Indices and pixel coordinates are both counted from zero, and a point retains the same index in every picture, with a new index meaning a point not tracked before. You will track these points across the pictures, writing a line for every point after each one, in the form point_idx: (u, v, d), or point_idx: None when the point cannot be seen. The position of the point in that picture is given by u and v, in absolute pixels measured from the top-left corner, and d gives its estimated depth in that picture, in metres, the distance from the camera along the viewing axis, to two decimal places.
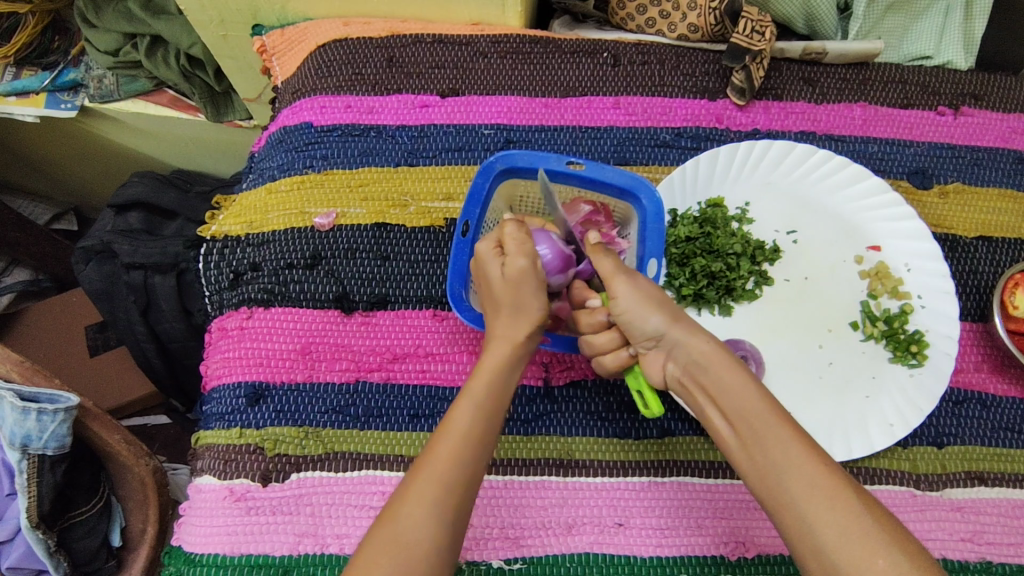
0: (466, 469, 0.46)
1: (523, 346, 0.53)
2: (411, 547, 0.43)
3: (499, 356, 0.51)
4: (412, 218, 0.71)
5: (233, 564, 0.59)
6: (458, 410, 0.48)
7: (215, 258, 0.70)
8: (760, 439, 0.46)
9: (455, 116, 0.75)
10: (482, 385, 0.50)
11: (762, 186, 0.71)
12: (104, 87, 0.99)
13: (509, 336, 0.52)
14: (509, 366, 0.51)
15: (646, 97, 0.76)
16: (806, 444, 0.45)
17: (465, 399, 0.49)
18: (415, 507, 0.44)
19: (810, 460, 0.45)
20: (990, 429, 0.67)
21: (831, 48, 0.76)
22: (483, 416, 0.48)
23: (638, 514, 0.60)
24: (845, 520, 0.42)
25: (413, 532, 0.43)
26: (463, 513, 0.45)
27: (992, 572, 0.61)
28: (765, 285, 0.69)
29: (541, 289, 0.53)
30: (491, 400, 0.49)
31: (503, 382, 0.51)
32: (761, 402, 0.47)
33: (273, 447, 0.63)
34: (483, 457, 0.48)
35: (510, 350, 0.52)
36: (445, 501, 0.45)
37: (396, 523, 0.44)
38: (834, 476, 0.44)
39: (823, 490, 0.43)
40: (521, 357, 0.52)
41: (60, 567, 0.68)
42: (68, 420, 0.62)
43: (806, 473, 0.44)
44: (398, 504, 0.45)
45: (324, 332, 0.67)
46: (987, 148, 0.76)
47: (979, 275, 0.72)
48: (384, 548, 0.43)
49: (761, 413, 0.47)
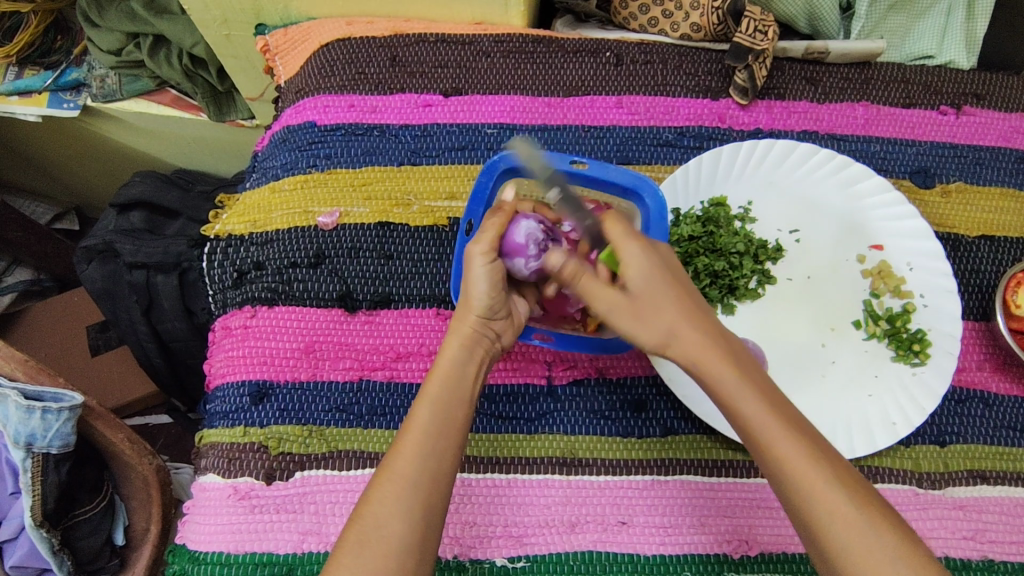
0: (429, 470, 0.47)
1: (478, 340, 0.53)
2: (379, 547, 0.44)
3: (449, 346, 0.52)
4: (415, 217, 0.71)
5: (237, 562, 0.59)
6: (416, 412, 0.50)
7: (218, 257, 0.70)
8: (757, 449, 0.48)
9: (458, 116, 0.75)
10: (436, 381, 0.51)
11: (765, 185, 0.71)
12: (106, 86, 0.99)
13: (460, 327, 0.53)
14: (464, 358, 0.52)
15: (648, 96, 0.76)
16: (803, 451, 0.46)
17: (423, 399, 0.50)
18: (383, 507, 0.46)
19: (808, 469, 0.46)
20: (993, 428, 0.67)
21: (833, 48, 0.76)
22: (441, 415, 0.49)
23: (641, 513, 0.60)
24: (850, 531, 0.44)
25: (381, 531, 0.45)
26: (432, 510, 0.47)
27: (994, 570, 0.61)
28: (768, 283, 0.70)
29: (489, 279, 0.52)
30: (448, 398, 0.50)
31: (457, 375, 0.51)
32: (761, 410, 0.48)
33: (277, 446, 0.63)
34: (446, 453, 0.49)
35: (462, 343, 0.52)
36: (411, 499, 0.46)
37: (363, 523, 0.45)
38: (834, 482, 0.45)
39: (827, 500, 0.45)
40: (476, 350, 0.53)
41: (64, 566, 0.68)
42: (73, 418, 0.63)
43: (805, 485, 0.45)
44: (366, 505, 0.46)
45: (328, 331, 0.67)
46: (989, 148, 0.76)
47: (982, 274, 0.72)
48: (352, 548, 0.44)
49: (765, 424, 0.47)
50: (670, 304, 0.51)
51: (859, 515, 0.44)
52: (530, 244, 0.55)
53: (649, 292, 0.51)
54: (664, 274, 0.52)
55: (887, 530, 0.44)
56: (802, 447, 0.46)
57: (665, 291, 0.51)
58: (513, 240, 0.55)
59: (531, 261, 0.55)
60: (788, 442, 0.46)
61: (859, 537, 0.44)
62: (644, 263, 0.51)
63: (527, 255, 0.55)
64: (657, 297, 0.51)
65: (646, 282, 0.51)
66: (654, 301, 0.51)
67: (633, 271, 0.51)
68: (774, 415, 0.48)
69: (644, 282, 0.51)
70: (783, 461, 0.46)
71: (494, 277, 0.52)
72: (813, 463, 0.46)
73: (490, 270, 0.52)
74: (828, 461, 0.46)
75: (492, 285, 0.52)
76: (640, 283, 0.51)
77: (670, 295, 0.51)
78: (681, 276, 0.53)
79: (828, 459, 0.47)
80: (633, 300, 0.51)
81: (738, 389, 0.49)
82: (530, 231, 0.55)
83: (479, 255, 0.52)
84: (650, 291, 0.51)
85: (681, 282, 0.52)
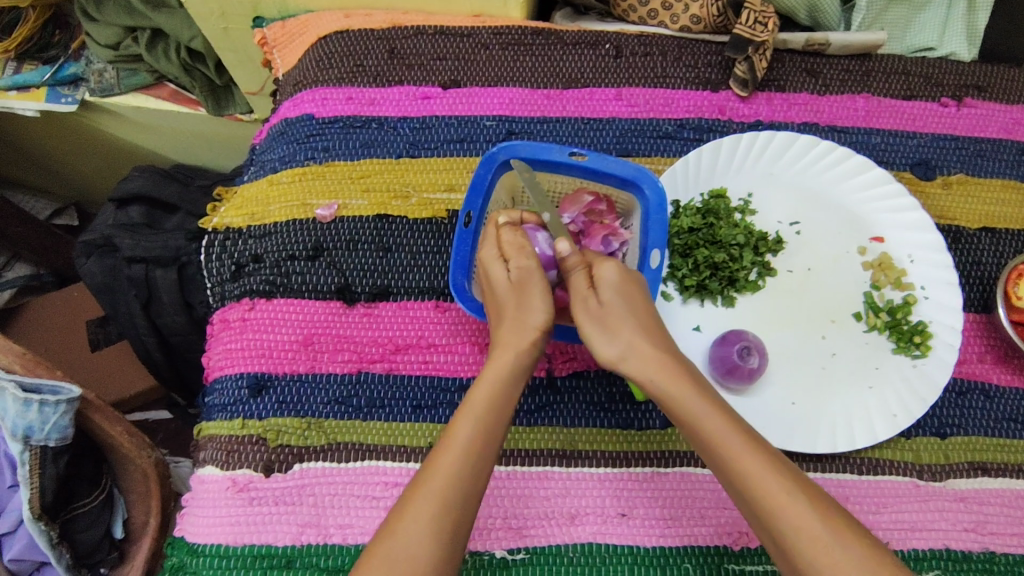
0: (463, 489, 0.47)
1: (528, 354, 0.51)
2: (407, 564, 0.44)
3: (501, 354, 0.51)
4: (414, 209, 0.71)
5: (237, 554, 0.59)
6: (459, 424, 0.49)
7: (216, 250, 0.70)
8: (726, 468, 0.46)
9: (457, 108, 0.75)
10: (483, 394, 0.49)
11: (764, 177, 0.71)
12: (104, 81, 1.00)
13: (513, 343, 0.51)
14: (512, 379, 0.51)
15: (648, 88, 0.76)
16: (772, 469, 0.45)
17: (464, 412, 0.49)
18: (414, 528, 0.45)
19: (778, 487, 0.45)
20: (994, 421, 0.66)
21: (834, 39, 0.76)
22: (484, 428, 0.48)
23: (641, 505, 0.60)
24: (819, 549, 0.43)
25: (411, 548, 0.44)
26: (460, 533, 0.46)
27: (994, 562, 0.61)
28: (768, 276, 0.69)
29: (544, 298, 0.52)
30: (493, 414, 0.49)
31: (503, 396, 0.50)
32: (726, 426, 0.47)
33: (276, 438, 0.62)
34: (479, 476, 0.48)
35: (515, 355, 0.51)
36: (445, 516, 0.46)
37: (392, 540, 0.45)
38: (803, 502, 0.44)
39: (794, 518, 0.44)
40: (524, 369, 0.51)
41: (62, 559, 0.68)
42: (70, 411, 0.62)
43: (775, 503, 0.44)
44: (397, 520, 0.46)
45: (327, 323, 0.66)
46: (990, 139, 0.76)
47: (982, 266, 0.71)
48: (380, 562, 0.44)
49: (728, 443, 0.46)
50: (635, 320, 0.50)
51: (829, 532, 0.43)
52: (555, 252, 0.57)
53: (617, 307, 0.50)
54: (634, 293, 0.52)
55: (860, 547, 0.43)
56: (767, 465, 0.46)
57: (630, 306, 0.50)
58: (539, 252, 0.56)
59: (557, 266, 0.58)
60: (751, 460, 0.46)
61: (828, 554, 0.43)
62: (614, 281, 0.51)
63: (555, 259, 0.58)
64: (621, 315, 0.50)
65: (620, 295, 0.51)
66: (621, 315, 0.50)
67: (610, 291, 0.51)
68: (740, 434, 0.47)
69: (614, 293, 0.51)
70: (750, 478, 0.45)
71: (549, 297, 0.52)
72: (778, 482, 0.45)
73: (541, 290, 0.52)
74: (795, 479, 0.46)
75: (546, 299, 0.52)
76: (611, 299, 0.51)
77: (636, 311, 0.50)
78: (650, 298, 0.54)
79: (794, 475, 0.46)
80: (603, 310, 0.50)
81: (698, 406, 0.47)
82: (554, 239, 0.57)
83: (535, 271, 0.53)
84: (620, 307, 0.50)
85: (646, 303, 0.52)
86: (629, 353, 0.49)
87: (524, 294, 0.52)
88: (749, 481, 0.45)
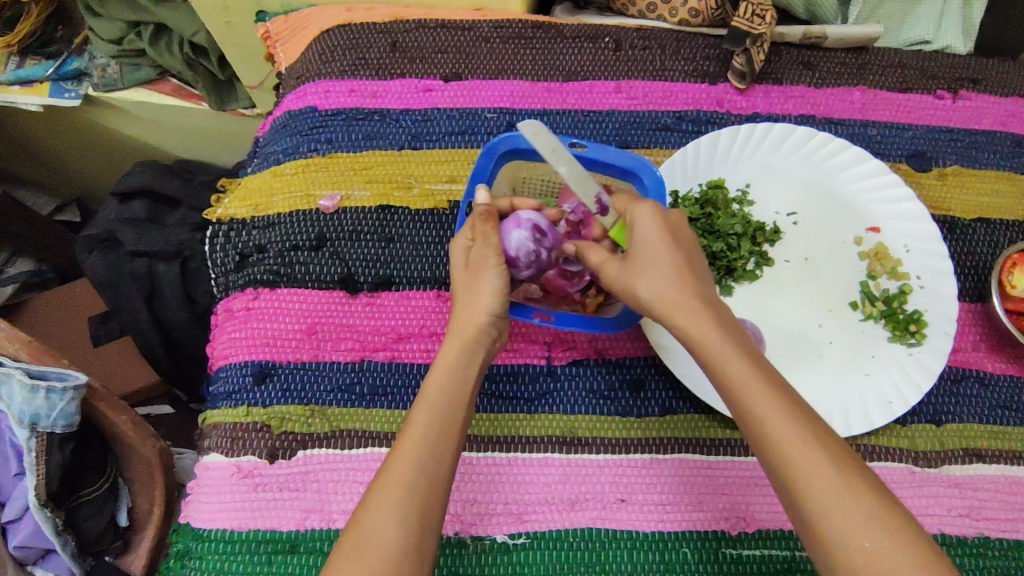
0: (425, 473, 0.48)
1: (478, 340, 0.54)
2: (377, 548, 0.45)
3: (450, 345, 0.54)
4: (416, 200, 0.72)
5: (241, 539, 0.59)
6: (416, 413, 0.51)
7: (220, 241, 0.70)
8: (742, 413, 0.48)
9: (458, 100, 0.75)
10: (436, 382, 0.52)
11: (763, 168, 0.72)
12: (108, 75, 1.00)
13: (462, 329, 0.55)
14: (464, 363, 0.53)
15: (647, 81, 0.77)
16: (789, 415, 0.47)
17: (420, 402, 0.51)
18: (380, 511, 0.47)
19: (793, 435, 0.46)
20: (988, 408, 0.67)
21: (830, 32, 0.76)
22: (440, 415, 0.51)
23: (640, 490, 0.61)
24: (828, 497, 0.44)
25: (379, 533, 0.46)
26: (431, 511, 0.48)
27: (989, 547, 0.62)
28: (766, 266, 0.70)
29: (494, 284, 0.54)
30: (448, 400, 0.51)
31: (456, 381, 0.52)
32: (750, 376, 0.48)
33: (280, 425, 0.63)
34: (443, 457, 0.49)
35: (462, 344, 0.54)
36: (409, 500, 0.47)
37: (363, 527, 0.47)
38: (817, 451, 0.46)
39: (806, 465, 0.45)
40: (476, 352, 0.54)
41: (67, 547, 0.69)
42: (77, 398, 0.64)
43: (790, 450, 0.46)
44: (364, 509, 0.47)
45: (330, 312, 0.67)
46: (985, 131, 0.77)
47: (977, 256, 0.72)
48: (352, 549, 0.46)
49: (749, 388, 0.48)
50: (667, 266, 0.52)
51: (841, 482, 0.45)
52: (522, 255, 0.58)
53: (645, 253, 0.53)
54: (667, 238, 0.53)
55: (867, 500, 0.44)
56: (783, 412, 0.47)
57: (661, 253, 0.52)
58: (507, 250, 0.58)
59: (524, 268, 0.59)
60: (769, 405, 0.47)
61: (837, 502, 0.44)
62: (648, 227, 0.53)
63: (518, 264, 0.58)
64: (652, 261, 0.52)
65: (649, 242, 0.53)
66: (649, 260, 0.52)
67: (641, 239, 0.53)
68: (762, 381, 0.48)
69: (644, 240, 0.53)
70: (766, 423, 0.47)
71: (503, 284, 0.55)
72: (794, 429, 0.46)
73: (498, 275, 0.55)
74: (813, 425, 0.47)
75: (499, 289, 0.55)
76: (641, 246, 0.53)
77: (666, 257, 0.52)
78: (692, 242, 0.55)
79: (813, 426, 0.47)
80: (629, 258, 0.53)
81: (723, 353, 0.50)
82: (523, 246, 0.58)
83: (492, 268, 0.55)
84: (647, 254, 0.53)
85: (687, 248, 0.54)
86: (659, 300, 0.52)
87: (474, 285, 0.55)
88: (767, 426, 0.47)
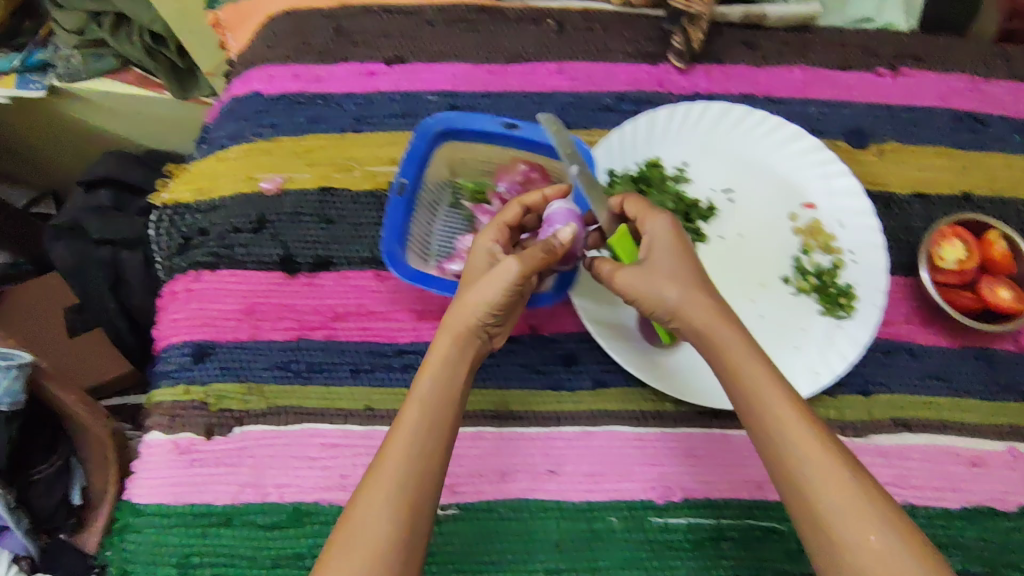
0: (414, 476, 0.48)
1: (468, 339, 0.53)
2: (365, 549, 0.46)
3: (440, 343, 0.53)
4: (356, 181, 0.73)
5: (177, 513, 0.61)
6: (406, 414, 0.51)
7: (164, 225, 0.72)
8: (761, 418, 0.49)
9: (401, 84, 0.76)
10: (426, 383, 0.52)
11: (699, 146, 0.73)
12: (71, 66, 1.01)
13: (452, 327, 0.53)
14: (454, 362, 0.53)
15: (589, 62, 0.78)
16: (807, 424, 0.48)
17: (412, 403, 0.51)
18: (368, 512, 0.47)
19: (809, 441, 0.47)
20: (920, 380, 0.68)
21: (770, 11, 0.78)
22: (429, 417, 0.50)
23: (570, 461, 0.62)
24: (842, 502, 0.45)
25: (368, 535, 0.46)
26: (419, 515, 0.48)
27: (915, 514, 0.63)
28: (699, 242, 0.70)
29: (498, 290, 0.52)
30: (438, 402, 0.51)
31: (444, 382, 0.52)
32: (767, 379, 0.50)
33: (217, 403, 0.64)
34: (432, 460, 0.49)
35: (451, 342, 0.53)
36: (396, 503, 0.47)
37: (351, 526, 0.47)
38: (832, 458, 0.47)
39: (821, 470, 0.46)
40: (466, 351, 0.53)
41: (21, 523, 0.70)
42: (22, 376, 0.66)
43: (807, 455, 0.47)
44: (353, 508, 0.48)
45: (268, 292, 0.68)
46: (925, 108, 0.78)
47: (912, 231, 0.73)
48: (342, 546, 0.46)
49: (765, 393, 0.49)
50: (685, 274, 0.53)
51: (855, 485, 0.46)
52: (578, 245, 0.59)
53: (666, 260, 0.54)
54: (683, 249, 0.54)
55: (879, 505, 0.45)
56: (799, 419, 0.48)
57: (677, 260, 0.54)
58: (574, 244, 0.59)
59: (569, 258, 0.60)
60: (786, 411, 0.48)
61: (849, 508, 0.45)
62: (665, 236, 0.54)
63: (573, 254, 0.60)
64: (671, 266, 0.53)
65: (670, 249, 0.54)
66: (670, 266, 0.53)
67: (657, 247, 0.54)
68: (780, 388, 0.49)
69: (662, 247, 0.54)
70: (784, 428, 0.48)
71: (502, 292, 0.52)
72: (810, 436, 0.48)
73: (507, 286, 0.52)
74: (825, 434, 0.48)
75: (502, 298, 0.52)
76: (661, 253, 0.54)
77: (684, 265, 0.53)
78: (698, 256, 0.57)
79: (825, 433, 0.48)
80: (649, 263, 0.54)
81: (740, 358, 0.50)
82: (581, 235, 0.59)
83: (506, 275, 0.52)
84: (669, 262, 0.53)
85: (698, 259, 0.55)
86: (677, 307, 0.52)
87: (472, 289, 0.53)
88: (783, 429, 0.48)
